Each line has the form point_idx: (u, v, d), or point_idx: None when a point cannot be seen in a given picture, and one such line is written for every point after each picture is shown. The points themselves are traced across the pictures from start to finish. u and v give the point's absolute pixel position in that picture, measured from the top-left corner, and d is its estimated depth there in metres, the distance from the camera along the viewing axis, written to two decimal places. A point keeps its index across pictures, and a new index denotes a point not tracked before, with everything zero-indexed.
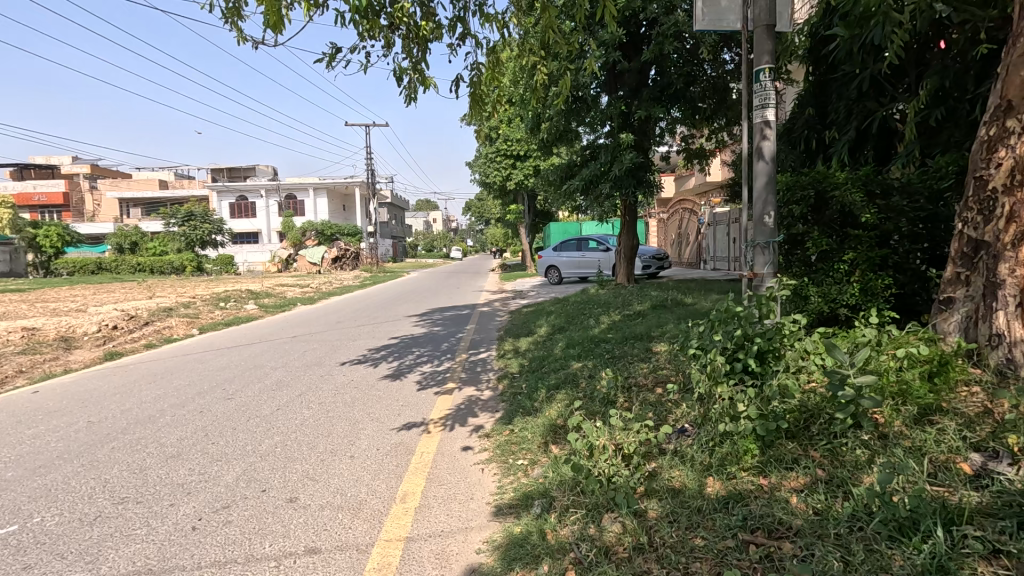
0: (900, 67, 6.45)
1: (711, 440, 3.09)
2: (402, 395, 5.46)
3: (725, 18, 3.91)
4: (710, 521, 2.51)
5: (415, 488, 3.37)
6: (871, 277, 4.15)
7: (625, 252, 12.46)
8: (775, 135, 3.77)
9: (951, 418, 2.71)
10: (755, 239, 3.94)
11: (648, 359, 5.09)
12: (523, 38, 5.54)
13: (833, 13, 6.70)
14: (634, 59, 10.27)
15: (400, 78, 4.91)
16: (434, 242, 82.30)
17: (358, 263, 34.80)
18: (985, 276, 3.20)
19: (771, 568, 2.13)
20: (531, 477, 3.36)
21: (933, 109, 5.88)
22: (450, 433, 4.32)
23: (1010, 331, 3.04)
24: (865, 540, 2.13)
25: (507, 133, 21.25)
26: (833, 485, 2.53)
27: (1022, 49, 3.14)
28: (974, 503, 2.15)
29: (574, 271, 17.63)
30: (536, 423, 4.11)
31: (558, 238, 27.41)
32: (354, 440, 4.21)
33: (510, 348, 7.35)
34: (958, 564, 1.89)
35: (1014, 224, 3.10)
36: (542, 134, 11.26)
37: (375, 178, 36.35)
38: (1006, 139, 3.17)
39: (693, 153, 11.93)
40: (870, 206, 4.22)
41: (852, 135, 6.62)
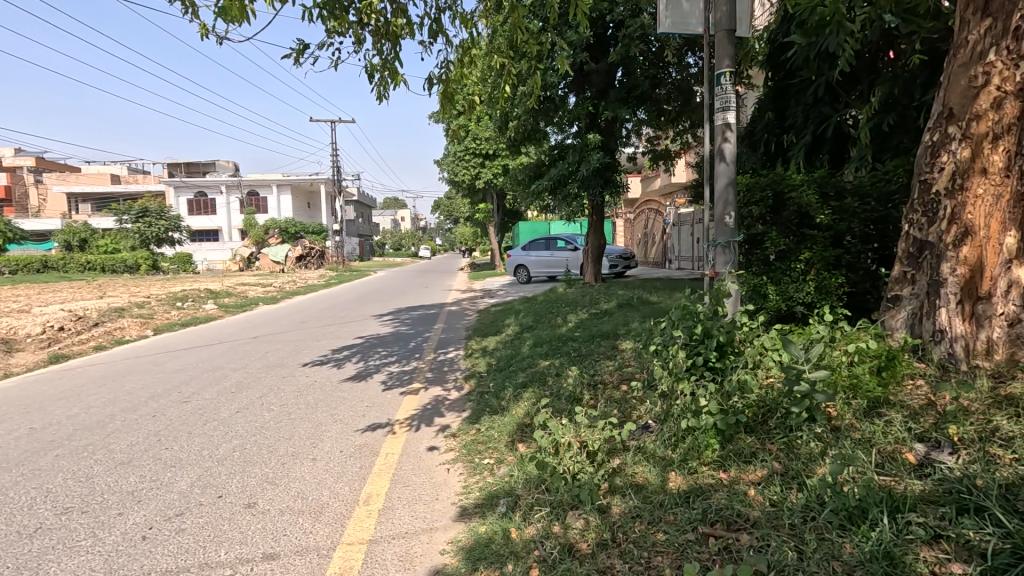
0: (852, 75, 6.72)
1: (674, 436, 3.15)
2: (367, 396, 5.37)
3: (689, 22, 4.00)
4: (671, 515, 2.56)
5: (380, 490, 3.32)
6: (825, 276, 4.31)
7: (593, 252, 12.58)
8: (735, 138, 3.88)
9: (898, 410, 2.83)
10: (717, 239, 4.03)
11: (614, 356, 5.15)
12: (492, 38, 5.56)
13: (791, 21, 6.95)
14: (602, 60, 10.40)
15: (371, 75, 4.85)
16: (401, 241, 81.30)
17: (323, 262, 34.06)
18: (930, 274, 3.37)
19: (729, 559, 2.19)
20: (497, 476, 3.35)
21: (884, 115, 6.15)
22: (416, 433, 4.27)
23: (951, 327, 3.21)
24: (817, 529, 2.20)
25: (476, 132, 21.21)
26: (789, 477, 2.61)
27: (962, 59, 3.30)
28: (918, 491, 2.25)
29: (543, 270, 17.73)
30: (502, 422, 4.10)
31: (526, 238, 27.47)
32: (317, 442, 4.11)
33: (477, 347, 7.31)
34: (903, 551, 1.98)
35: (955, 225, 3.26)
36: (511, 133, 11.29)
37: (341, 175, 35.70)
38: (948, 145, 3.32)
39: (659, 154, 12.14)
40: (824, 207, 4.39)
41: (809, 139, 6.85)
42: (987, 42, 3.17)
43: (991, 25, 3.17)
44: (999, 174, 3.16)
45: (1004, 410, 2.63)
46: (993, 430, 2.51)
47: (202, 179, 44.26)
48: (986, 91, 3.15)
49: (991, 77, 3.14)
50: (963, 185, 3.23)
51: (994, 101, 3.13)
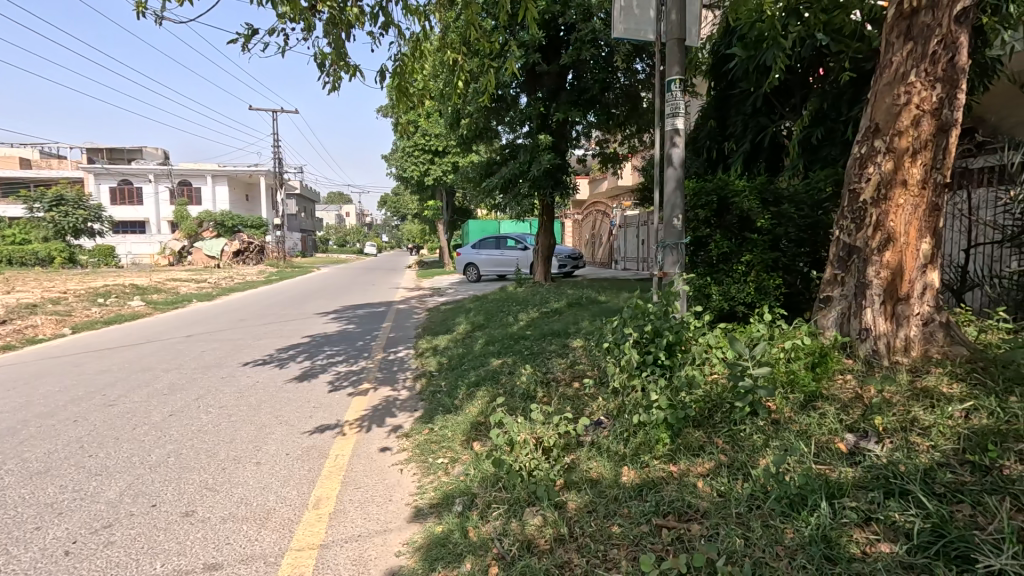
0: (787, 89, 7.15)
1: (626, 431, 3.24)
2: (313, 397, 5.17)
3: (641, 28, 4.10)
4: (626, 509, 2.62)
5: (330, 493, 3.21)
6: (765, 278, 4.57)
7: (543, 252, 12.70)
8: (684, 144, 4.03)
9: (831, 403, 3.03)
10: (666, 240, 4.17)
11: (566, 354, 5.22)
12: (446, 34, 5.50)
13: (732, 34, 7.30)
14: (553, 62, 10.50)
15: (321, 64, 4.69)
16: (346, 237, 79.08)
17: (262, 257, 32.55)
18: (857, 277, 3.62)
19: (682, 548, 2.27)
20: (452, 475, 3.32)
21: (814, 128, 6.59)
22: (367, 434, 4.16)
23: (875, 326, 3.48)
24: (763, 517, 2.32)
25: (426, 128, 20.92)
26: (734, 468, 2.73)
27: (887, 79, 3.56)
28: (851, 477, 2.41)
29: (493, 269, 17.72)
30: (456, 421, 4.06)
31: (475, 237, 27.32)
32: (261, 445, 3.93)
33: (428, 346, 7.20)
34: (839, 534, 2.12)
35: (880, 232, 3.52)
36: (462, 130, 11.21)
37: (282, 168, 34.24)
38: (874, 157, 3.57)
39: (608, 156, 12.35)
40: (764, 212, 4.64)
41: (748, 147, 7.21)
42: (909, 64, 3.44)
43: (912, 48, 3.44)
44: (917, 186, 3.45)
45: (922, 402, 2.87)
46: (912, 420, 2.73)
47: (127, 166, 41.19)
48: (908, 109, 3.42)
49: (912, 96, 3.41)
50: (887, 195, 3.49)
51: (914, 119, 3.41)
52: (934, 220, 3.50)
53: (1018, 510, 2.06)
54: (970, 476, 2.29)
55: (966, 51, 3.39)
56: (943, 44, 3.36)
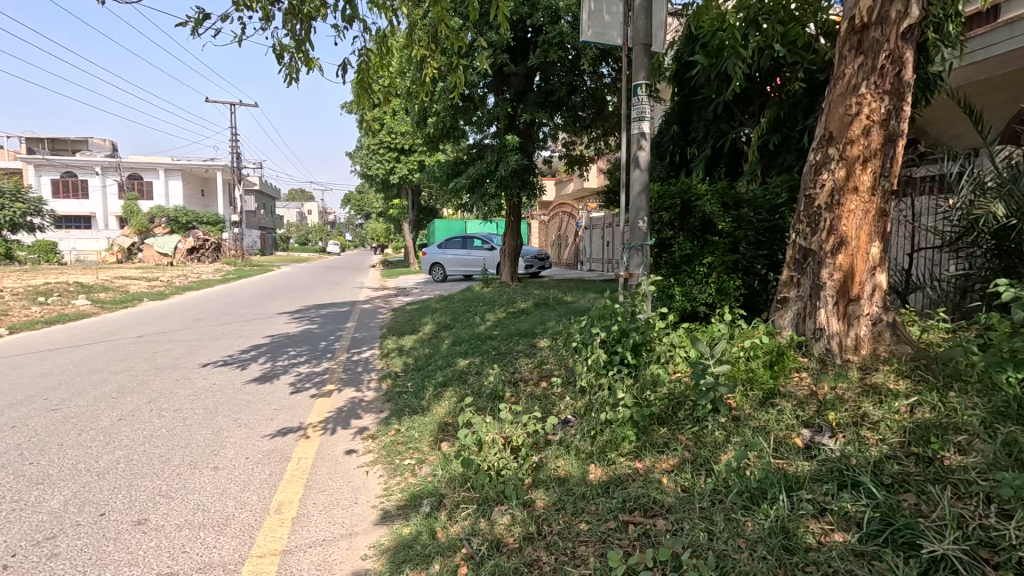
0: (746, 97, 7.39)
1: (593, 429, 3.28)
2: (274, 399, 5.02)
3: (609, 33, 4.17)
4: (594, 506, 2.65)
5: (292, 497, 3.13)
6: (725, 279, 4.73)
7: (510, 252, 12.73)
8: (649, 147, 4.12)
9: (787, 400, 3.15)
10: (632, 242, 4.25)
11: (533, 354, 5.24)
12: (413, 31, 5.44)
13: (695, 42, 7.51)
14: (521, 63, 10.54)
15: (280, 56, 4.57)
16: (308, 235, 77.15)
17: (219, 255, 31.42)
18: (812, 278, 3.77)
19: (648, 544, 2.32)
20: (419, 477, 3.29)
21: (771, 135, 6.84)
22: (331, 437, 4.07)
23: (829, 326, 3.64)
24: (725, 510, 2.39)
25: (392, 126, 20.64)
26: (698, 464, 2.79)
27: (839, 89, 3.72)
28: (807, 471, 2.51)
29: (458, 268, 17.64)
30: (423, 422, 4.02)
31: (440, 237, 27.10)
32: (219, 450, 3.79)
33: (393, 347, 7.10)
34: (796, 525, 2.21)
35: (833, 236, 3.68)
36: (428, 129, 11.10)
37: (240, 163, 33.09)
38: (828, 164, 3.73)
39: (574, 159, 12.48)
40: (725, 215, 4.79)
41: (710, 152, 7.43)
42: (860, 76, 3.60)
43: (863, 61, 3.60)
44: (867, 192, 3.62)
45: (871, 398, 3.02)
46: (863, 415, 2.87)
47: (71, 158, 38.99)
48: (859, 119, 3.58)
49: (863, 107, 3.58)
50: (840, 201, 3.65)
51: (865, 129, 3.58)
52: (883, 224, 3.69)
53: (958, 498, 2.19)
54: (915, 467, 2.42)
55: (911, 66, 3.59)
56: (891, 58, 3.54)
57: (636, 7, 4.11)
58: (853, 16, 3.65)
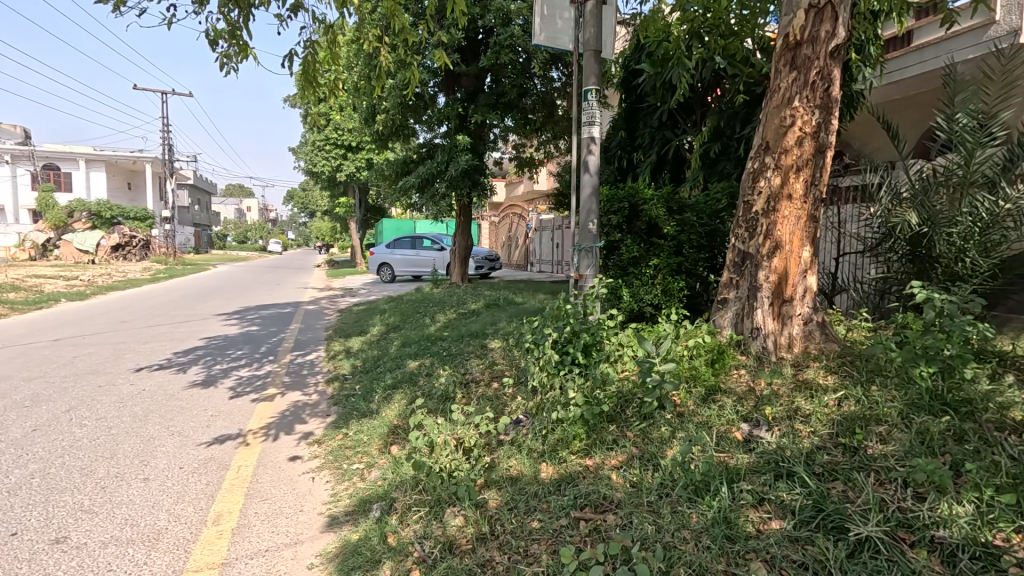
0: (689, 106, 7.70)
1: (544, 428, 3.31)
2: (210, 405, 4.75)
3: (560, 37, 4.24)
4: (545, 504, 2.68)
5: (231, 507, 2.97)
6: (670, 280, 4.91)
7: (460, 252, 12.68)
8: (599, 152, 4.21)
9: (728, 396, 3.31)
10: (582, 243, 4.32)
11: (484, 355, 5.24)
12: (362, 25, 5.32)
13: (642, 51, 7.76)
14: (472, 63, 10.54)
15: (215, 43, 4.36)
16: (247, 232, 73.74)
17: (148, 253, 29.50)
18: (750, 280, 3.96)
19: (599, 539, 2.36)
20: (368, 481, 3.21)
21: (712, 143, 7.14)
22: (274, 443, 3.91)
23: (764, 325, 3.85)
24: (672, 503, 2.47)
25: (339, 123, 20.11)
26: (646, 459, 2.87)
27: (774, 101, 3.93)
28: (746, 463, 2.63)
29: (408, 269, 17.38)
30: (372, 426, 3.93)
31: (389, 237, 26.57)
32: (149, 460, 3.55)
33: (340, 348, 6.90)
34: (737, 515, 2.31)
35: (768, 240, 3.89)
36: (377, 126, 10.87)
37: (173, 156, 31.22)
38: (764, 172, 3.94)
39: (524, 161, 12.54)
40: (670, 219, 4.98)
41: (655, 158, 7.69)
42: (793, 90, 3.82)
43: (796, 76, 3.83)
44: (799, 200, 3.85)
45: (803, 392, 3.21)
46: (796, 409, 3.05)
47: None
48: (793, 130, 3.81)
49: (796, 119, 3.80)
50: (775, 207, 3.87)
51: (798, 139, 3.81)
52: (812, 229, 3.94)
53: (880, 483, 2.37)
54: (842, 456, 2.60)
55: (837, 83, 3.85)
56: (821, 75, 3.78)
57: (586, 14, 4.20)
58: (787, 34, 3.87)
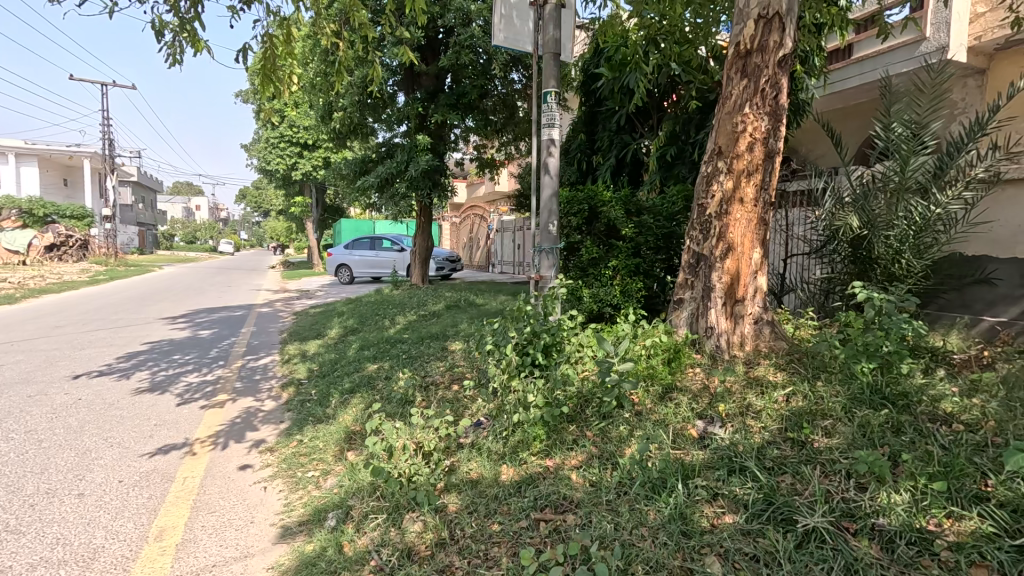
0: (646, 110, 7.86)
1: (504, 430, 3.30)
2: (154, 414, 4.50)
3: (520, 39, 4.25)
4: (505, 506, 2.67)
5: (176, 521, 2.82)
6: (628, 281, 5.00)
7: (420, 253, 12.55)
8: (559, 154, 4.24)
9: (683, 394, 3.38)
10: (542, 245, 4.33)
11: (444, 357, 5.19)
12: (319, 20, 5.17)
13: (601, 55, 7.87)
14: (432, 63, 10.45)
15: (162, 33, 4.16)
16: (197, 232, 70.67)
17: (86, 253, 27.80)
18: (704, 281, 4.07)
19: (558, 539, 2.37)
20: (324, 489, 3.11)
21: (669, 147, 7.30)
22: (223, 451, 3.74)
23: (718, 324, 3.97)
24: (630, 501, 2.51)
25: (294, 119, 19.51)
26: (604, 459, 2.90)
27: (727, 107, 4.05)
28: (701, 460, 2.70)
29: (367, 271, 17.04)
30: (328, 431, 3.82)
31: (348, 237, 26.04)
32: (85, 474, 3.33)
33: (295, 352, 6.68)
34: (692, 511, 2.36)
35: (721, 242, 4.01)
36: (334, 124, 10.60)
37: (114, 150, 29.56)
38: (718, 176, 4.06)
39: (485, 162, 12.49)
40: (628, 221, 5.07)
41: (614, 161, 7.82)
42: (744, 97, 3.95)
43: (746, 84, 3.96)
44: (750, 203, 3.99)
45: (754, 389, 3.33)
46: (747, 405, 3.15)
47: None
48: (743, 136, 3.94)
49: (747, 126, 3.94)
50: (727, 210, 3.99)
51: (748, 145, 3.95)
52: (762, 232, 4.08)
53: (826, 475, 2.47)
54: (790, 450, 2.70)
55: (785, 91, 4.00)
56: (770, 83, 3.93)
57: (546, 16, 4.22)
58: (738, 42, 4.00)
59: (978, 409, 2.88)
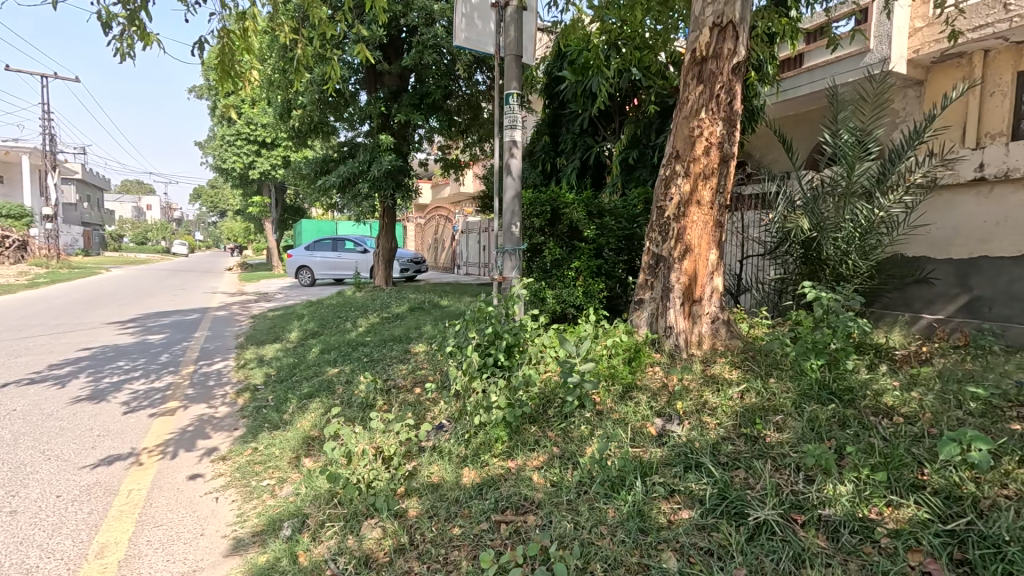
0: (608, 113, 7.97)
1: (467, 432, 3.29)
2: (97, 424, 4.27)
3: (482, 40, 4.24)
4: (466, 509, 2.65)
5: (119, 537, 2.68)
6: (591, 282, 5.06)
7: (384, 254, 12.37)
8: (521, 156, 4.24)
9: (642, 392, 3.45)
10: (505, 246, 4.33)
11: (407, 360, 5.12)
12: (277, 15, 5.01)
13: (564, 58, 7.94)
14: (395, 62, 10.32)
15: (109, 26, 3.97)
16: (147, 232, 67.67)
17: (25, 254, 26.19)
18: (663, 281, 4.15)
19: (519, 540, 2.37)
20: (279, 498, 3.02)
21: (631, 151, 7.41)
22: (172, 461, 3.58)
23: (677, 324, 4.06)
24: (589, 500, 2.53)
25: (251, 116, 18.92)
26: (565, 458, 2.91)
27: (685, 112, 4.14)
28: (659, 457, 2.75)
29: (328, 273, 16.65)
30: (285, 438, 3.71)
31: (310, 237, 25.48)
32: (19, 490, 3.13)
33: (252, 357, 6.46)
34: (651, 508, 2.40)
35: (680, 243, 4.10)
36: (293, 122, 10.34)
37: (55, 146, 27.96)
38: (676, 179, 4.15)
39: (449, 163, 12.42)
40: (590, 222, 5.12)
41: (577, 164, 7.89)
42: (700, 102, 4.06)
43: (702, 89, 4.07)
44: (707, 206, 4.09)
45: (711, 386, 3.42)
46: (704, 402, 3.24)
47: None
48: (700, 140, 4.05)
49: (702, 130, 4.04)
50: (685, 212, 4.08)
51: (705, 149, 4.05)
52: (718, 234, 4.20)
53: (776, 469, 2.56)
54: (744, 445, 2.78)
55: (739, 97, 4.12)
56: (725, 90, 4.04)
57: (507, 18, 4.22)
58: (694, 49, 4.12)
59: (916, 402, 3.04)
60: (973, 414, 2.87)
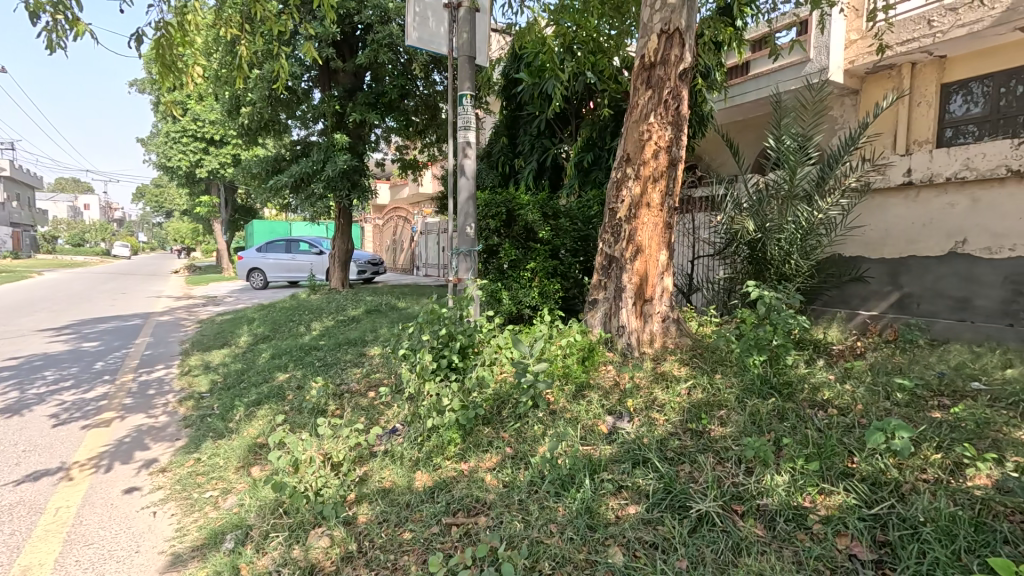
0: (565, 116, 8.05)
1: (420, 436, 3.25)
2: (22, 438, 3.99)
3: (434, 41, 4.21)
4: (417, 514, 2.63)
5: (44, 558, 2.52)
6: (546, 283, 5.10)
7: (341, 256, 12.10)
8: (475, 156, 4.23)
9: (595, 391, 3.50)
10: (460, 247, 4.31)
11: (361, 363, 5.03)
12: (220, 8, 4.81)
13: (520, 60, 7.98)
14: (349, 60, 10.11)
15: (34, 14, 3.71)
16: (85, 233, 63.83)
17: None
18: (616, 282, 4.23)
19: (469, 543, 2.37)
20: (222, 509, 2.91)
21: (586, 153, 7.51)
22: (106, 475, 3.38)
23: (629, 323, 4.15)
24: (540, 500, 2.55)
25: (197, 112, 18.10)
26: (517, 459, 2.93)
27: (635, 116, 4.23)
28: (608, 454, 2.80)
29: (282, 275, 16.17)
30: (230, 447, 3.58)
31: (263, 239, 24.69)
32: None
33: (197, 363, 6.19)
34: (599, 504, 2.45)
35: (632, 244, 4.19)
36: (243, 119, 9.98)
37: None
38: (627, 181, 4.24)
39: (407, 163, 12.27)
40: (545, 224, 5.16)
41: (534, 165, 7.94)
42: (649, 107, 4.15)
43: (651, 94, 4.16)
44: (657, 208, 4.20)
45: (661, 384, 3.51)
46: (653, 399, 3.33)
47: None
48: (649, 144, 4.15)
49: (652, 134, 4.14)
50: (636, 214, 4.18)
51: (654, 152, 4.15)
52: (668, 235, 4.31)
53: (719, 462, 2.65)
54: (690, 440, 2.86)
55: (686, 102, 4.24)
56: (673, 95, 4.15)
57: (459, 19, 4.21)
58: (643, 55, 4.22)
59: (849, 394, 3.21)
60: (899, 404, 3.06)
